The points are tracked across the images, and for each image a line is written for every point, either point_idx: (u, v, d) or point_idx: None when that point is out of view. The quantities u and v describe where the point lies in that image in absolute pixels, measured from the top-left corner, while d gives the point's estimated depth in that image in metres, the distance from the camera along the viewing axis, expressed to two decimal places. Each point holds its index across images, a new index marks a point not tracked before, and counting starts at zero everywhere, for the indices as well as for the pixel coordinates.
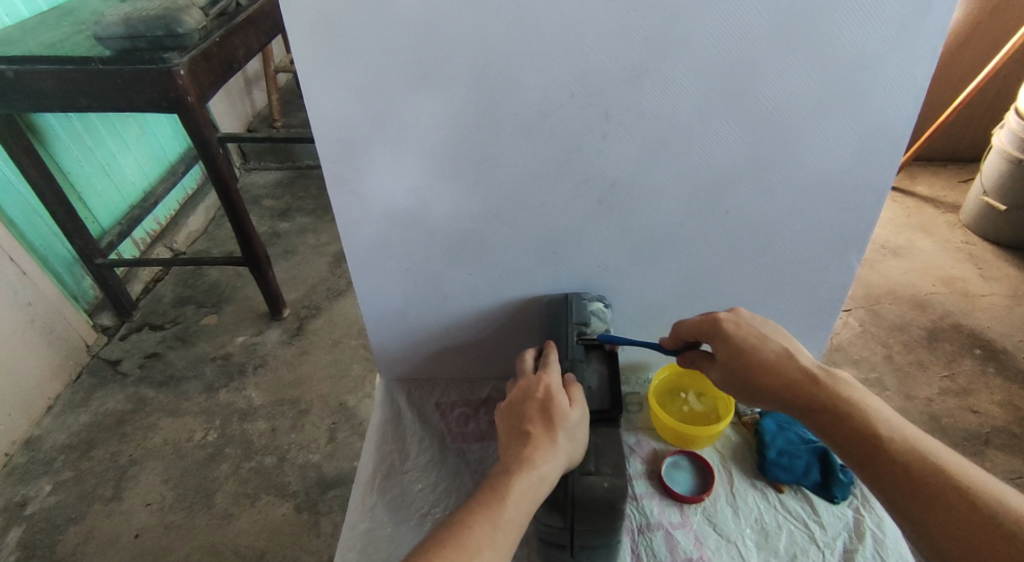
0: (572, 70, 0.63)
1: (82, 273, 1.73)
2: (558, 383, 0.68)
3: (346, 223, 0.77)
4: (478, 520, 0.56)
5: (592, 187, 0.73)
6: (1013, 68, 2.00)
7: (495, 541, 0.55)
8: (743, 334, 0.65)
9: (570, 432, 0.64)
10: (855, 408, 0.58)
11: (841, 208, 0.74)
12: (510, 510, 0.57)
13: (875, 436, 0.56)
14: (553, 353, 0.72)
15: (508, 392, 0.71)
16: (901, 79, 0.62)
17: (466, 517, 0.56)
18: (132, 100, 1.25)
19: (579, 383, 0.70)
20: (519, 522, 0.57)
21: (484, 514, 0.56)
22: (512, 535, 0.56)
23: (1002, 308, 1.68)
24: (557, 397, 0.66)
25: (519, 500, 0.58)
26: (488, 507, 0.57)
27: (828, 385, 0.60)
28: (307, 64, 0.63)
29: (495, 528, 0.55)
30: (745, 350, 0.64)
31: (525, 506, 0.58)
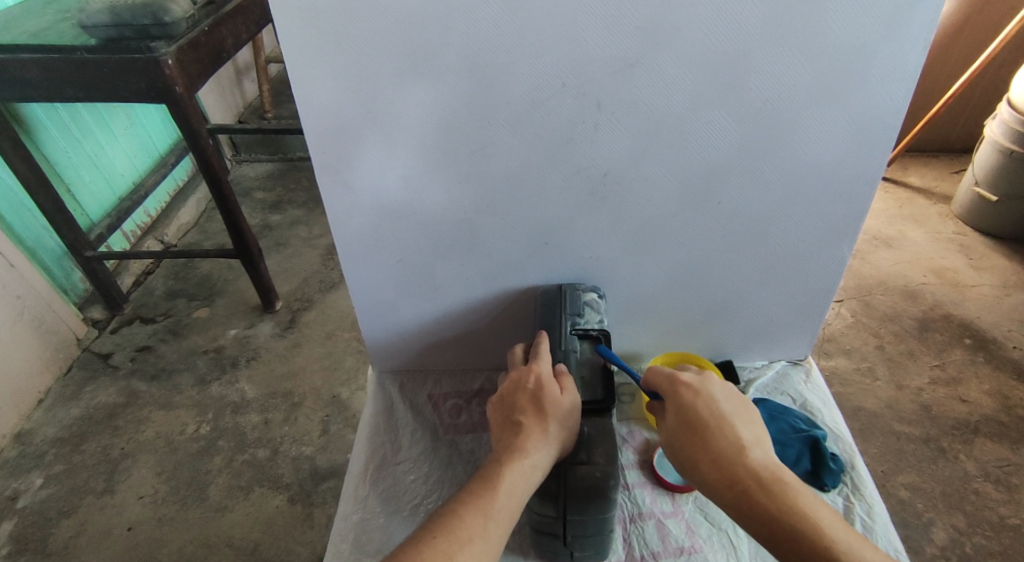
0: (565, 59, 0.62)
1: (72, 266, 1.71)
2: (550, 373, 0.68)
3: (337, 214, 0.77)
4: (469, 510, 0.56)
5: (584, 178, 0.73)
6: (1006, 59, 2.01)
7: (487, 530, 0.56)
8: (699, 414, 0.63)
9: (563, 421, 0.64)
10: (797, 517, 0.56)
11: (832, 198, 0.74)
12: (501, 498, 0.58)
13: (808, 545, 0.54)
14: (544, 344, 0.72)
15: (500, 383, 0.71)
16: (893, 68, 0.62)
17: (458, 507, 0.57)
18: (119, 90, 1.24)
19: (571, 373, 0.70)
20: (511, 511, 0.58)
21: (476, 504, 0.57)
22: (505, 523, 0.57)
23: (991, 298, 1.69)
24: (548, 387, 0.66)
25: (511, 489, 0.59)
26: (480, 496, 0.58)
27: (776, 490, 0.58)
28: (295, 52, 0.62)
29: (486, 517, 0.56)
30: (698, 431, 0.62)
31: (516, 495, 0.59)
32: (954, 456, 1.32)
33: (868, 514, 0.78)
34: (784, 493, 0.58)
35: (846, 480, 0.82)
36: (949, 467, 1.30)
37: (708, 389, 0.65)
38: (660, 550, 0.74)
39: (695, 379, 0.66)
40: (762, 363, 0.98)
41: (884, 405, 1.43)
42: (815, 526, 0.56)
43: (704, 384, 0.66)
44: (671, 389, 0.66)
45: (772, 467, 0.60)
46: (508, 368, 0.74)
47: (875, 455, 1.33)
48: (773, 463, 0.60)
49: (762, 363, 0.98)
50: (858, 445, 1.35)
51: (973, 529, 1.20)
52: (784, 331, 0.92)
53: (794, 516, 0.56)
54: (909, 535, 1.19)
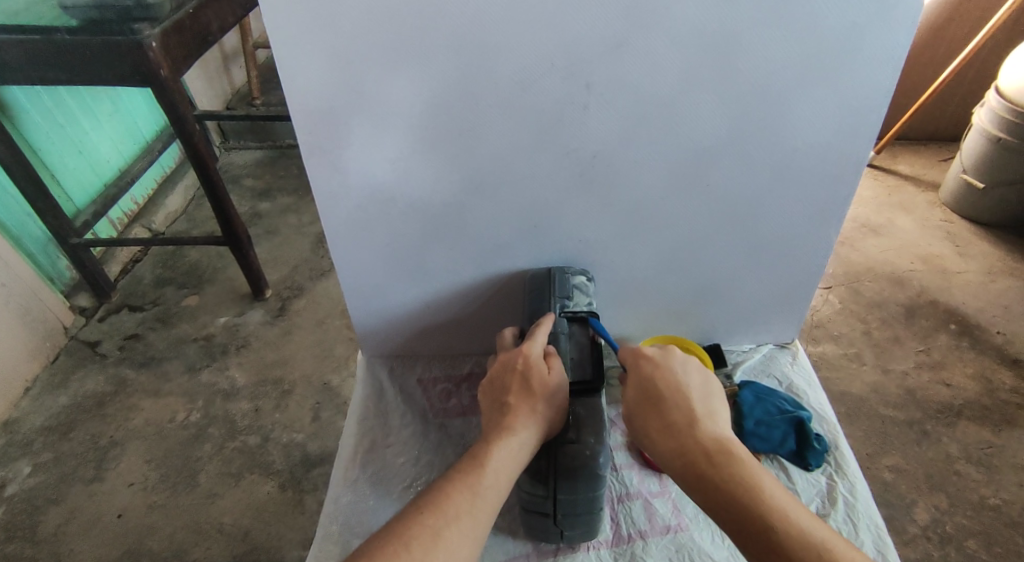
0: (553, 38, 0.62)
1: (57, 253, 1.70)
2: (539, 353, 0.68)
3: (324, 198, 0.76)
4: (456, 487, 0.57)
5: (574, 160, 0.72)
6: (995, 47, 2.01)
7: (474, 507, 0.56)
8: (654, 383, 0.65)
9: (553, 400, 0.64)
10: (738, 484, 0.56)
11: (820, 181, 0.74)
12: (489, 476, 0.58)
13: (747, 508, 0.55)
14: (546, 325, 0.71)
15: (490, 366, 0.71)
16: (881, 50, 0.62)
17: (446, 485, 0.57)
18: (102, 74, 1.22)
19: (559, 354, 0.70)
20: (500, 489, 0.58)
21: (464, 482, 0.57)
22: (493, 500, 0.58)
23: (977, 285, 1.71)
24: (537, 367, 0.65)
25: (499, 468, 0.59)
26: (468, 474, 0.58)
27: (721, 459, 0.58)
28: (280, 32, 0.61)
29: (474, 495, 0.57)
30: (653, 397, 0.64)
31: (505, 473, 0.59)
32: (937, 438, 1.34)
33: (851, 492, 0.79)
34: (729, 462, 0.58)
35: (830, 459, 0.83)
36: (932, 449, 1.32)
37: (667, 361, 0.66)
38: (646, 529, 0.75)
39: (657, 352, 0.67)
40: (750, 346, 0.99)
41: (870, 390, 1.45)
42: (755, 492, 0.56)
43: (665, 357, 0.67)
44: (632, 361, 0.67)
45: (721, 439, 0.60)
46: (499, 351, 0.74)
47: (861, 438, 1.35)
48: (725, 436, 0.61)
49: (750, 346, 0.98)
50: (844, 429, 1.37)
51: (955, 509, 1.22)
52: (772, 315, 0.93)
53: (733, 483, 0.57)
54: (892, 516, 1.21)
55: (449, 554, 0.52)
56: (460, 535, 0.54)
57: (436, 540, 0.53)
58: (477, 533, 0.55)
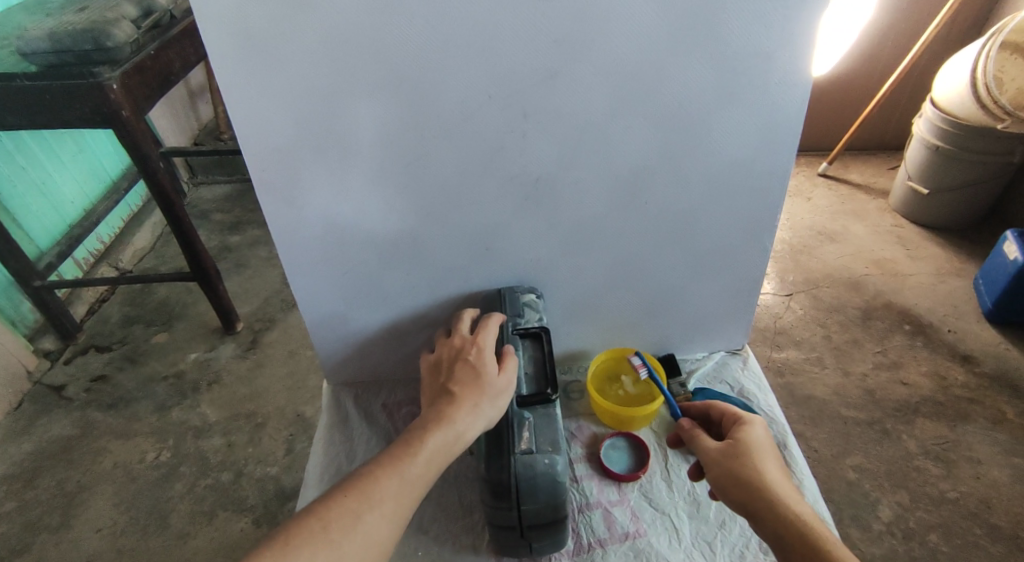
0: (489, 72, 0.66)
1: (20, 296, 1.68)
2: (489, 353, 0.71)
3: (280, 229, 0.78)
4: (386, 472, 0.58)
5: (518, 184, 0.76)
6: (930, 60, 2.13)
7: (400, 491, 0.57)
8: (749, 446, 0.63)
9: (494, 400, 0.66)
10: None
11: (750, 194, 0.79)
12: (419, 464, 0.59)
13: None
14: (492, 329, 0.74)
15: (439, 353, 0.73)
16: (791, 72, 0.67)
17: (375, 469, 0.58)
18: (63, 117, 1.24)
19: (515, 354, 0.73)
20: (427, 474, 0.60)
21: (395, 466, 0.58)
22: (420, 485, 0.59)
23: (928, 286, 1.78)
24: (488, 367, 0.68)
25: (431, 455, 0.60)
26: (399, 458, 0.59)
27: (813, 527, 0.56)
28: (229, 73, 0.64)
29: (401, 480, 0.58)
30: (745, 469, 0.62)
31: (435, 463, 0.60)
32: (897, 436, 1.39)
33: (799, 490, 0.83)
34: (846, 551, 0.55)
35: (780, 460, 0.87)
36: (892, 447, 1.37)
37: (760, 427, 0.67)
38: (606, 538, 0.76)
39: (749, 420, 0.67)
40: (703, 354, 1.02)
41: (832, 392, 1.49)
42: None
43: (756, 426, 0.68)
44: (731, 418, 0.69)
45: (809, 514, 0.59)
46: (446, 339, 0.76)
47: (825, 439, 1.39)
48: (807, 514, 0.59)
49: (704, 354, 1.02)
50: (809, 431, 1.41)
51: (916, 504, 1.26)
52: (721, 322, 0.97)
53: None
54: (858, 514, 1.24)
55: (366, 536, 0.53)
56: (382, 518, 0.55)
57: (357, 522, 0.54)
58: (400, 517, 0.56)
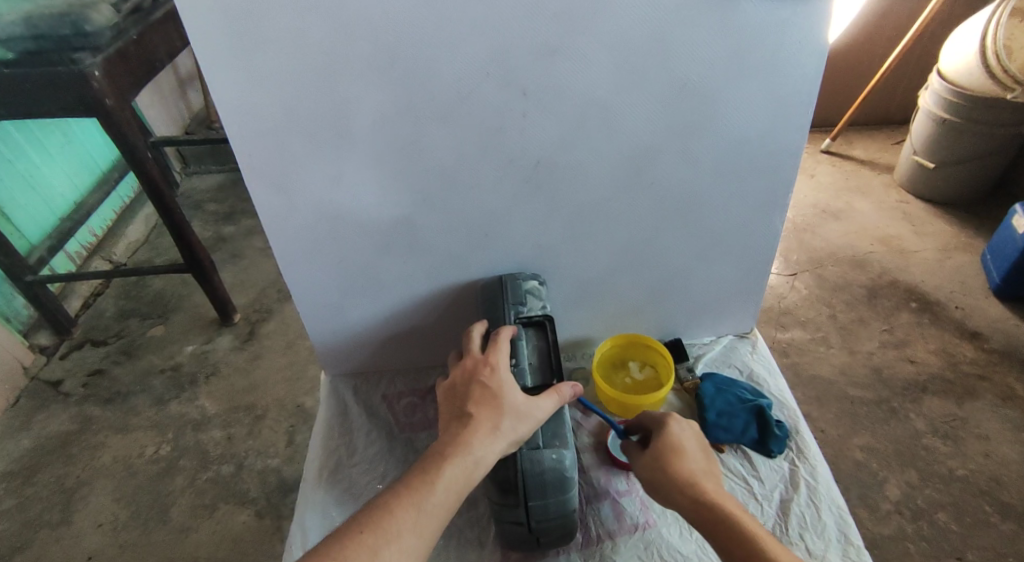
0: (487, 47, 0.62)
1: (13, 291, 1.65)
2: (508, 373, 0.65)
3: (271, 216, 0.75)
4: (401, 503, 0.53)
5: (519, 166, 0.73)
6: (936, 30, 2.08)
7: (418, 525, 0.52)
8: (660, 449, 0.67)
9: (516, 425, 0.61)
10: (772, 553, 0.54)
11: (760, 172, 0.76)
12: (438, 494, 0.54)
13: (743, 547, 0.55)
14: (505, 342, 0.69)
15: (453, 371, 0.67)
16: (806, 43, 0.64)
17: (391, 500, 0.53)
18: (44, 106, 1.20)
19: (563, 391, 0.65)
20: (448, 508, 0.55)
21: (411, 499, 0.53)
22: (440, 518, 0.54)
23: (934, 262, 1.75)
24: (508, 389, 0.62)
25: (450, 486, 0.55)
26: (415, 490, 0.54)
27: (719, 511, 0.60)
28: (210, 54, 0.60)
29: (418, 512, 0.52)
30: (661, 470, 0.66)
31: (455, 492, 0.55)
32: (905, 415, 1.37)
33: (812, 475, 0.81)
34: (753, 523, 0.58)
35: (792, 445, 0.84)
36: (900, 426, 1.35)
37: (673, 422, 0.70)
38: (616, 528, 0.74)
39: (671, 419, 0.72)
40: (711, 338, 1.00)
41: (839, 372, 1.47)
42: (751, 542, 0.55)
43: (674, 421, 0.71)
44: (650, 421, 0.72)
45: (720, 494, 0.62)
46: (460, 355, 0.71)
47: (832, 420, 1.37)
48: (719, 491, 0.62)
49: (710, 338, 1.00)
50: (815, 412, 1.39)
51: (925, 483, 1.25)
52: (728, 305, 0.94)
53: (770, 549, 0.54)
54: (865, 495, 1.23)
55: None
56: (400, 555, 0.50)
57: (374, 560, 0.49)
58: (420, 552, 0.51)
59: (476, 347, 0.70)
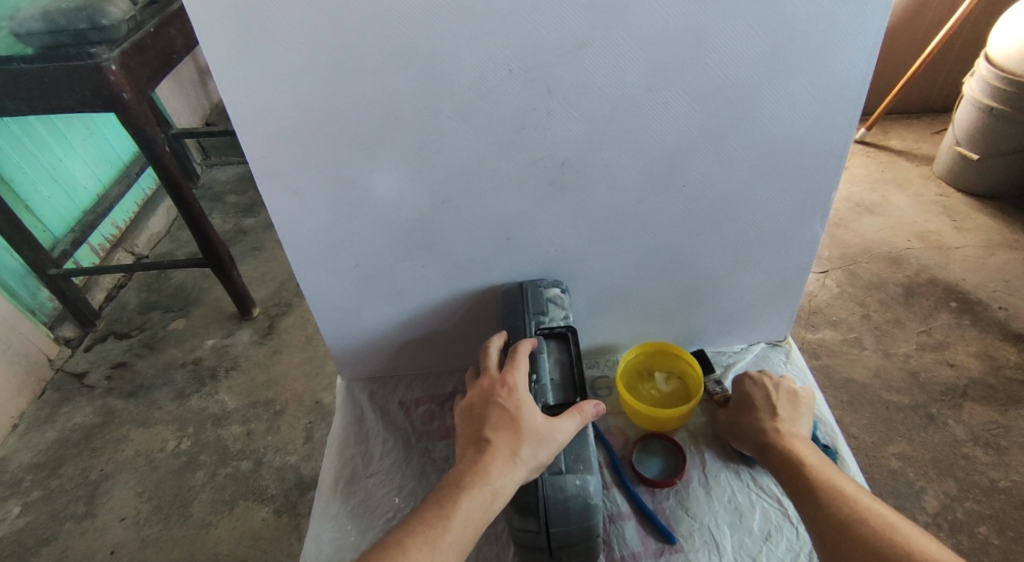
0: (509, 43, 0.58)
1: (37, 284, 1.67)
2: (527, 393, 0.62)
3: (285, 221, 0.72)
4: (416, 540, 0.50)
5: (542, 168, 0.69)
6: (982, 13, 1.97)
7: None
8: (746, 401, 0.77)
9: (537, 451, 0.57)
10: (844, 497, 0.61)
11: (802, 173, 0.71)
12: (454, 529, 0.52)
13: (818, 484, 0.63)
14: (524, 357, 0.65)
15: (470, 392, 0.64)
16: (858, 35, 0.58)
17: (405, 537, 0.51)
18: (63, 102, 1.19)
19: (585, 413, 0.62)
20: (466, 542, 0.52)
21: (425, 534, 0.51)
22: (456, 554, 0.51)
23: (976, 259, 1.67)
24: (527, 412, 0.59)
25: (468, 519, 0.52)
26: (430, 525, 0.51)
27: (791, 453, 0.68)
28: (220, 53, 0.58)
29: (434, 549, 0.50)
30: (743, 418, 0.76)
31: (473, 524, 0.53)
32: (943, 422, 1.31)
33: None
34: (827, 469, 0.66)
35: None
36: (938, 434, 1.29)
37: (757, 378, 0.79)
38: (640, 551, 0.71)
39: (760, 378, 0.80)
40: (742, 346, 0.95)
41: (873, 375, 1.41)
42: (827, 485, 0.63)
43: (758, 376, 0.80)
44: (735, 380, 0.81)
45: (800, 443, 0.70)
46: (479, 372, 0.68)
47: (865, 426, 1.32)
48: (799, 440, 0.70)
49: (742, 346, 0.95)
50: (847, 418, 1.34)
51: (965, 495, 1.19)
52: (761, 312, 0.90)
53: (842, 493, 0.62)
54: (900, 506, 1.18)
55: None
56: None
57: None
58: None
59: (494, 364, 0.67)
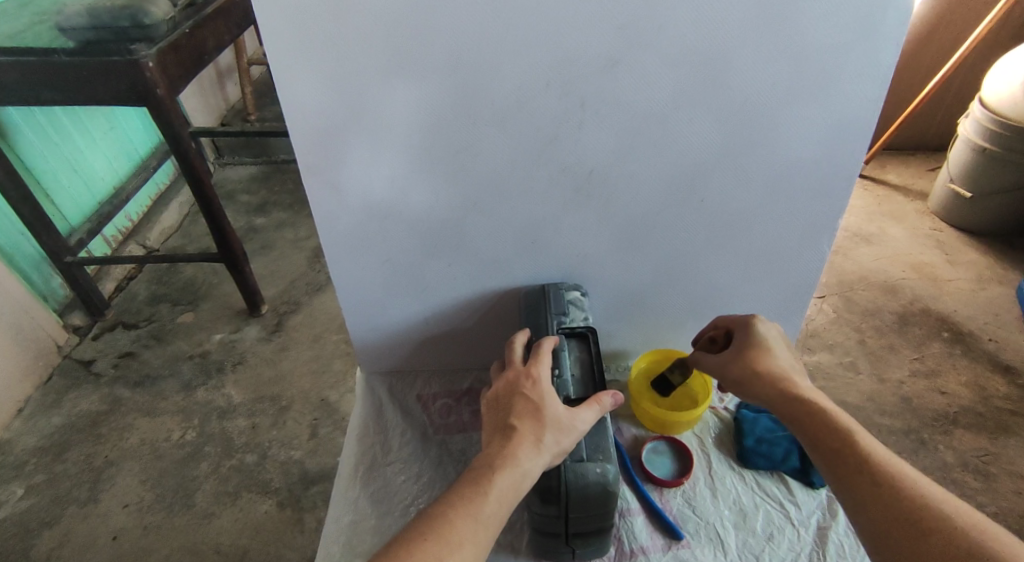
0: (549, 59, 0.63)
1: (51, 271, 1.68)
2: (548, 383, 0.65)
3: (323, 215, 0.77)
4: (458, 513, 0.54)
5: (570, 176, 0.73)
6: (978, 57, 2.06)
7: (476, 535, 0.53)
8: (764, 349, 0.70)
9: (558, 436, 0.61)
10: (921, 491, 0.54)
11: (813, 195, 0.76)
12: (490, 505, 0.55)
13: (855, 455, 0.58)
14: (547, 350, 0.69)
15: (495, 383, 0.68)
16: (870, 68, 0.64)
17: (445, 511, 0.54)
18: (98, 94, 1.22)
19: (595, 402, 0.66)
20: (499, 518, 0.56)
21: (464, 509, 0.54)
22: (493, 528, 0.55)
23: (968, 292, 1.73)
24: (549, 399, 0.63)
25: (501, 498, 0.56)
26: (467, 501, 0.55)
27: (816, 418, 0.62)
28: (281, 51, 0.62)
29: (475, 523, 0.54)
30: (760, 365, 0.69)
31: (506, 503, 0.56)
32: (934, 447, 1.35)
33: None
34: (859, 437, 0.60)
35: None
36: (929, 457, 1.33)
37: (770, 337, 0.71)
38: (648, 546, 0.74)
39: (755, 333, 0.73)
40: None
41: (867, 398, 1.46)
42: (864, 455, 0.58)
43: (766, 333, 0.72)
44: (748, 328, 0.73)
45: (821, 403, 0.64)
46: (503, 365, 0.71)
47: None
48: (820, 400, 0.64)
49: None
50: None
51: None
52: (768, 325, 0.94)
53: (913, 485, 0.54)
54: None
55: None
56: None
57: None
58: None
59: (518, 358, 0.70)
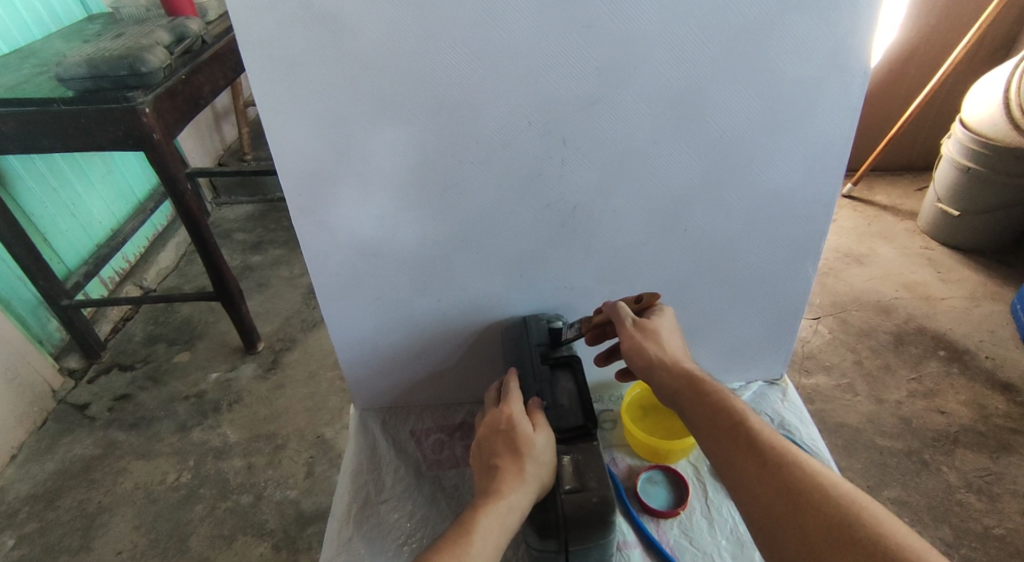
0: (529, 99, 0.65)
1: (47, 315, 1.69)
2: (521, 412, 0.67)
3: (313, 255, 0.77)
4: (442, 554, 0.53)
5: (555, 211, 0.75)
6: (957, 80, 2.11)
7: None
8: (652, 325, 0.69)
9: (538, 459, 0.63)
10: (816, 474, 0.55)
11: (795, 222, 0.77)
12: (477, 543, 0.55)
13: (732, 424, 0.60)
14: (513, 385, 0.71)
15: (477, 431, 0.69)
16: (841, 99, 0.66)
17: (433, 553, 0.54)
18: (97, 141, 1.25)
19: (542, 409, 0.69)
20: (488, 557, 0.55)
21: (450, 552, 0.54)
22: None
23: (961, 310, 1.74)
24: (521, 426, 0.64)
25: (488, 534, 0.56)
26: (454, 542, 0.54)
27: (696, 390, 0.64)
28: (268, 97, 0.64)
29: None
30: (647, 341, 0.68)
31: (493, 540, 0.56)
32: (936, 468, 1.34)
33: None
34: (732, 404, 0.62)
35: None
36: (932, 479, 1.32)
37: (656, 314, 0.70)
38: None
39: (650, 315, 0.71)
40: (741, 384, 1.00)
41: (866, 420, 1.45)
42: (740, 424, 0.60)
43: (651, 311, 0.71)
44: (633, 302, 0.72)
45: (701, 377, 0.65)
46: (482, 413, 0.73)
47: (860, 470, 1.34)
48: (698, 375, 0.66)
49: (740, 384, 1.00)
50: (843, 460, 1.37)
51: (960, 542, 1.20)
52: (758, 350, 0.95)
53: (799, 461, 0.56)
54: None
55: None
56: None
57: None
58: None
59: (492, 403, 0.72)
